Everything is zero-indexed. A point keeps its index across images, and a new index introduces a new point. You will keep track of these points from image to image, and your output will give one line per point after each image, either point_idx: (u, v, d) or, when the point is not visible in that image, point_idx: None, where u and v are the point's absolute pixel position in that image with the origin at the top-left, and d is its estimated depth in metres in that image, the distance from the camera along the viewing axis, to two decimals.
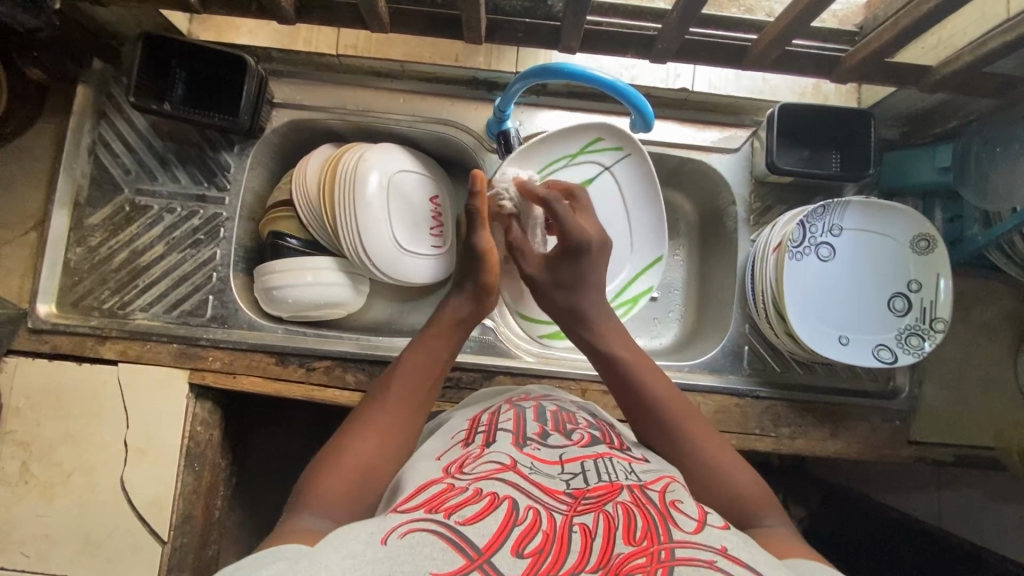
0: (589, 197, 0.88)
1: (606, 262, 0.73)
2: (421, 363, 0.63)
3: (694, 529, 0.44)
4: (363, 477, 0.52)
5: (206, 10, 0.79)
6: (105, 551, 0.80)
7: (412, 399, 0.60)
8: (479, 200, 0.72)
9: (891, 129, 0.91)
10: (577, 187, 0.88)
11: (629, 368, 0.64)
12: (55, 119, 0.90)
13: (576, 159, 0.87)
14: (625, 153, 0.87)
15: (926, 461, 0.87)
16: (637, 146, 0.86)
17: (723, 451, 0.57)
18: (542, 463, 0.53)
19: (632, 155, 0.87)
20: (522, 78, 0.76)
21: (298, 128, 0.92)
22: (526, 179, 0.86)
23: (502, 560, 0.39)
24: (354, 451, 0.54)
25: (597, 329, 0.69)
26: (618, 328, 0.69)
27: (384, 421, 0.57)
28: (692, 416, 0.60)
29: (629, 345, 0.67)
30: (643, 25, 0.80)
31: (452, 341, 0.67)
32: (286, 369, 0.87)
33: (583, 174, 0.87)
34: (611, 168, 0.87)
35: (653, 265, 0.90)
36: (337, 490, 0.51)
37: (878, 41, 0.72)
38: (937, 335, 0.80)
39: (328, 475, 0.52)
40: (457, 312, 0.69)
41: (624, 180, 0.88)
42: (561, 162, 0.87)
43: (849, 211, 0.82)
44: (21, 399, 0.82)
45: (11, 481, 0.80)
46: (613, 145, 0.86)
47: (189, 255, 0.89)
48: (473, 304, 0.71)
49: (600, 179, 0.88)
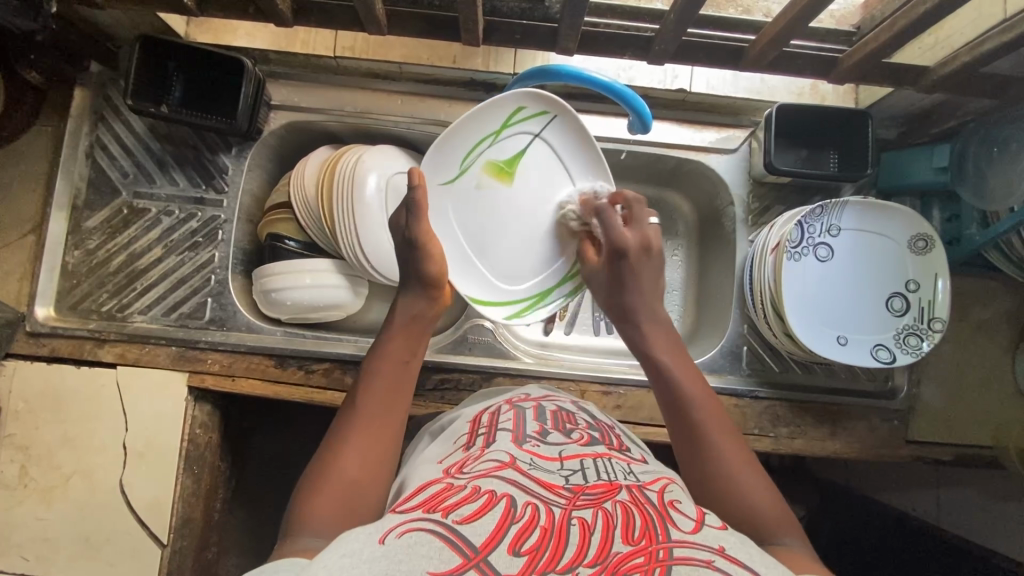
0: (526, 171, 0.78)
1: (651, 267, 0.70)
2: (390, 368, 0.63)
3: (691, 529, 0.44)
4: (350, 492, 0.52)
5: (203, 13, 0.79)
6: (105, 555, 0.80)
7: (385, 406, 0.60)
8: (419, 192, 0.66)
9: (890, 129, 0.91)
10: (509, 161, 0.77)
11: (667, 364, 0.65)
12: (53, 122, 0.89)
13: (500, 136, 0.77)
14: (553, 115, 0.77)
15: (925, 460, 0.87)
16: (563, 105, 0.76)
17: (744, 461, 0.56)
18: (542, 459, 0.53)
19: (560, 116, 0.77)
20: (519, 81, 0.77)
21: (296, 130, 0.92)
22: (451, 172, 0.76)
23: (498, 559, 0.39)
24: (331, 473, 0.53)
25: (644, 333, 0.68)
26: (666, 331, 0.68)
27: (354, 438, 0.57)
28: (722, 424, 0.59)
29: (671, 342, 0.67)
30: (640, 25, 0.80)
31: (411, 337, 0.66)
32: (285, 372, 0.87)
33: (512, 148, 0.77)
34: (541, 135, 0.78)
35: None
36: (327, 512, 0.51)
37: (876, 41, 0.72)
38: (936, 335, 0.80)
39: (317, 495, 0.52)
40: (409, 311, 0.68)
41: (558, 146, 0.78)
42: (484, 143, 0.76)
43: (847, 211, 0.82)
44: (20, 402, 0.82)
45: (10, 484, 0.80)
46: (538, 109, 0.76)
47: (187, 258, 0.89)
48: (426, 300, 0.69)
49: (533, 149, 0.78)
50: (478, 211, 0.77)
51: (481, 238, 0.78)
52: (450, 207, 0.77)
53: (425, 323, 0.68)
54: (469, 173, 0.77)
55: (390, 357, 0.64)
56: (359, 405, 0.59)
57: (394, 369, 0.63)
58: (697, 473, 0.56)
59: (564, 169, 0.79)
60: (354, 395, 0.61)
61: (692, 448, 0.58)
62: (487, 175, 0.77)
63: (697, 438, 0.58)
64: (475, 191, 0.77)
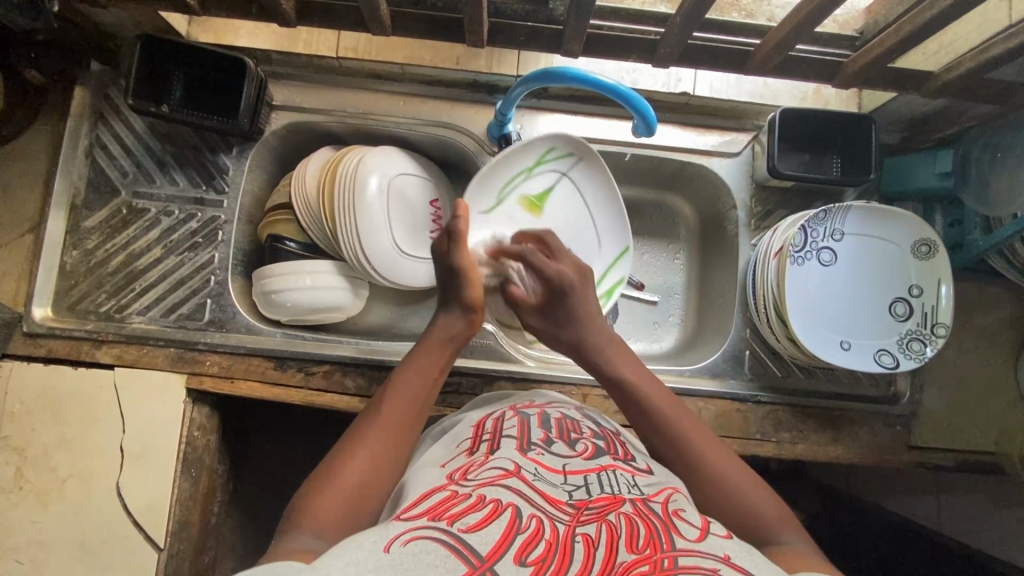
0: (553, 206, 0.86)
1: (590, 290, 0.72)
2: (416, 379, 0.63)
3: (697, 538, 0.43)
4: (357, 501, 0.52)
5: (207, 13, 0.78)
6: (101, 558, 0.79)
7: (405, 421, 0.60)
8: (462, 222, 0.70)
9: (892, 133, 0.91)
10: (540, 195, 0.86)
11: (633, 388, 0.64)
12: (52, 121, 0.88)
13: (533, 172, 0.84)
14: (579, 158, 0.84)
15: (926, 466, 0.87)
16: (590, 150, 0.84)
17: (736, 471, 0.56)
18: (546, 470, 0.52)
19: (586, 159, 0.84)
20: (523, 82, 0.76)
21: (297, 130, 0.92)
22: (489, 203, 0.83)
23: (504, 568, 0.39)
24: (339, 478, 0.53)
25: (603, 354, 0.68)
26: (623, 349, 0.69)
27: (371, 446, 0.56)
28: (702, 436, 0.60)
29: (627, 358, 0.68)
30: (643, 29, 0.79)
31: (444, 356, 0.67)
32: (285, 374, 0.86)
33: (542, 184, 0.85)
34: (568, 174, 0.85)
35: (624, 257, 0.89)
36: (328, 517, 0.50)
37: (881, 46, 0.72)
38: (939, 340, 0.80)
39: (324, 495, 0.51)
40: (446, 329, 0.68)
41: (581, 184, 0.86)
42: (518, 178, 0.84)
43: (850, 215, 0.82)
44: (16, 404, 0.81)
45: (5, 487, 0.79)
46: (565, 151, 0.84)
47: (187, 258, 0.88)
48: (462, 321, 0.69)
49: (559, 187, 0.86)
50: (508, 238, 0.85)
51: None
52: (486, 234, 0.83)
53: (459, 343, 0.69)
54: (503, 204, 0.84)
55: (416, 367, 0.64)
56: (380, 412, 0.60)
57: (418, 377, 0.63)
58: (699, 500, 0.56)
59: (587, 207, 0.87)
60: (375, 404, 0.61)
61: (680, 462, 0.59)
62: (520, 207, 0.85)
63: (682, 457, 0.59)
64: (510, 221, 0.84)
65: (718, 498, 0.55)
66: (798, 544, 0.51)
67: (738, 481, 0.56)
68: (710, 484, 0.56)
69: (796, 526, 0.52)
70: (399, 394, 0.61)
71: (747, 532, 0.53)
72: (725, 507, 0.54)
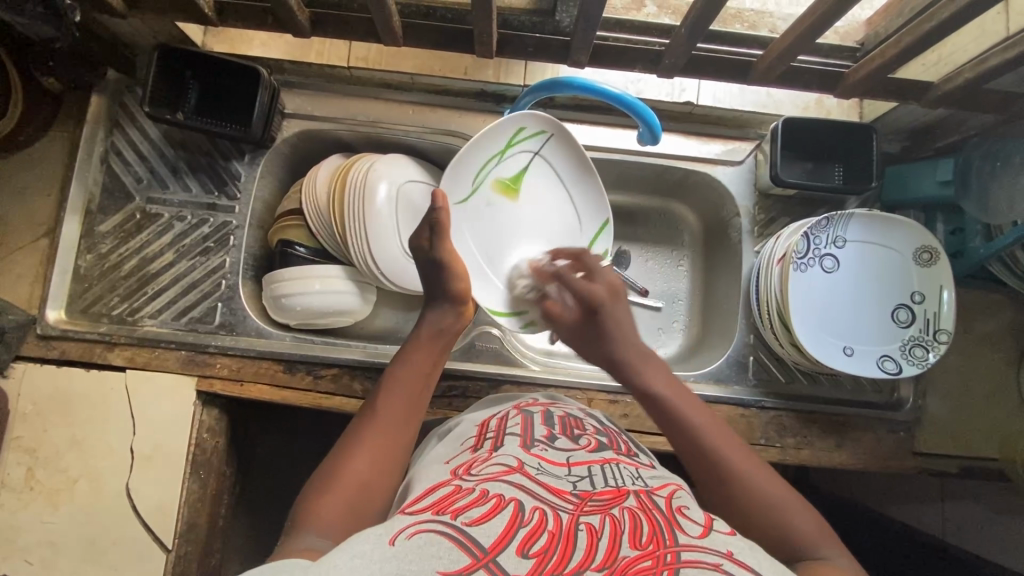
0: (529, 187, 0.85)
1: (625, 309, 0.72)
2: (408, 377, 0.64)
3: (699, 534, 0.44)
4: (356, 497, 0.53)
5: (223, 23, 0.80)
6: (109, 559, 0.80)
7: (402, 418, 0.60)
8: (444, 213, 0.70)
9: (894, 143, 0.93)
10: (515, 175, 0.85)
11: (668, 401, 0.64)
12: (68, 127, 0.90)
13: (506, 155, 0.83)
14: (550, 134, 0.84)
15: (930, 472, 0.88)
16: (560, 127, 0.83)
17: (774, 484, 0.56)
18: (549, 464, 0.53)
19: (557, 137, 0.84)
20: (531, 91, 0.78)
21: (308, 138, 0.94)
22: (465, 191, 0.82)
23: (507, 560, 0.39)
24: (338, 476, 0.53)
25: (633, 369, 0.68)
26: (654, 363, 0.69)
27: (368, 445, 0.57)
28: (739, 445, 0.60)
29: (659, 371, 0.67)
30: (649, 40, 0.81)
31: (435, 351, 0.68)
32: (294, 377, 0.87)
33: (516, 165, 0.84)
34: (540, 153, 0.85)
35: (602, 232, 0.87)
36: (332, 515, 0.51)
37: (882, 57, 0.74)
38: (941, 346, 0.81)
39: (327, 495, 0.52)
40: (436, 324, 0.69)
41: (554, 163, 0.86)
42: (491, 162, 0.83)
43: (853, 223, 0.83)
44: (29, 405, 0.82)
45: (16, 487, 0.80)
46: (535, 129, 0.83)
47: (198, 263, 0.90)
48: (451, 316, 0.70)
49: (533, 167, 0.85)
50: (488, 224, 0.84)
51: (496, 249, 0.84)
52: (469, 223, 0.83)
53: (450, 338, 0.70)
54: (480, 191, 0.83)
55: (409, 365, 0.65)
56: (377, 411, 0.60)
57: (411, 375, 0.64)
58: (734, 513, 0.56)
59: (563, 186, 0.86)
60: (371, 403, 0.62)
61: (713, 472, 0.58)
62: (497, 192, 0.84)
63: (721, 471, 0.58)
64: (487, 206, 0.84)
65: (760, 514, 0.55)
66: (840, 561, 0.51)
67: (780, 497, 0.55)
68: (745, 496, 0.56)
69: (834, 540, 0.53)
70: (394, 392, 0.62)
71: (782, 546, 0.53)
72: (760, 521, 0.54)
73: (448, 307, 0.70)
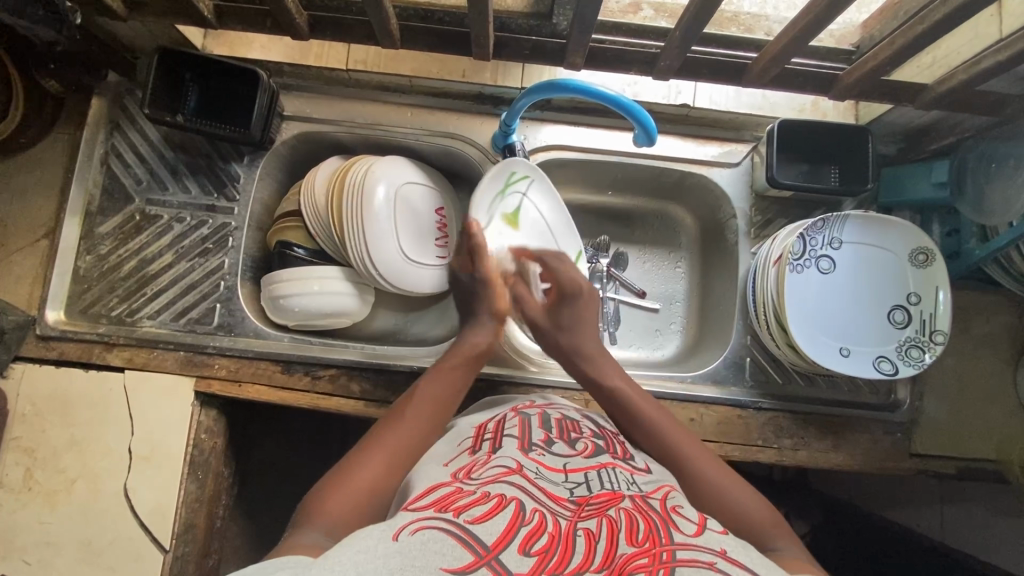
0: (523, 224, 0.87)
1: (590, 306, 0.78)
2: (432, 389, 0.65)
3: (694, 532, 0.44)
4: (369, 500, 0.53)
5: (222, 26, 0.81)
6: (107, 559, 0.80)
7: (422, 429, 0.61)
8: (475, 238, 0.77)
9: (889, 145, 0.93)
10: (514, 211, 0.86)
11: (617, 392, 0.69)
12: (70, 129, 0.91)
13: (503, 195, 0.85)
14: (534, 179, 0.87)
15: (927, 474, 0.88)
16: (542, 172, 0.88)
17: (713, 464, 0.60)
18: (548, 470, 0.53)
19: (541, 182, 0.87)
20: (528, 94, 0.78)
21: (307, 140, 0.94)
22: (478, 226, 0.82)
23: (508, 558, 0.39)
24: (355, 475, 0.54)
25: (586, 358, 0.73)
26: (606, 356, 0.74)
27: (387, 449, 0.58)
28: (682, 433, 0.64)
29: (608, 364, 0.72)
30: (645, 42, 0.82)
31: (464, 372, 0.69)
32: (291, 378, 0.87)
33: (512, 204, 0.86)
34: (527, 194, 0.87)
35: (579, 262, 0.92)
36: (343, 513, 0.51)
37: (875, 59, 0.74)
38: (937, 347, 0.81)
39: (337, 492, 0.52)
40: (472, 346, 0.72)
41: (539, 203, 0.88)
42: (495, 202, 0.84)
43: (849, 224, 0.84)
44: (27, 406, 0.83)
45: (15, 487, 0.81)
46: (524, 173, 0.85)
47: (198, 264, 0.90)
48: (490, 337, 0.74)
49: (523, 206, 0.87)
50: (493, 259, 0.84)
51: None
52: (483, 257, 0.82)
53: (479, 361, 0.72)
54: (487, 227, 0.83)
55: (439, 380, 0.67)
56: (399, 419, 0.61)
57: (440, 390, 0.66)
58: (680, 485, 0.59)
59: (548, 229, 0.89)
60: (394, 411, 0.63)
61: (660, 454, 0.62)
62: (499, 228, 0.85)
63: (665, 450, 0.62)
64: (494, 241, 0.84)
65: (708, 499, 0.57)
66: (788, 547, 0.52)
67: (713, 470, 0.59)
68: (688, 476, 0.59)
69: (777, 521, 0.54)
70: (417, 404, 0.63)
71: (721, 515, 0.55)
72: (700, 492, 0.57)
73: (484, 330, 0.75)
